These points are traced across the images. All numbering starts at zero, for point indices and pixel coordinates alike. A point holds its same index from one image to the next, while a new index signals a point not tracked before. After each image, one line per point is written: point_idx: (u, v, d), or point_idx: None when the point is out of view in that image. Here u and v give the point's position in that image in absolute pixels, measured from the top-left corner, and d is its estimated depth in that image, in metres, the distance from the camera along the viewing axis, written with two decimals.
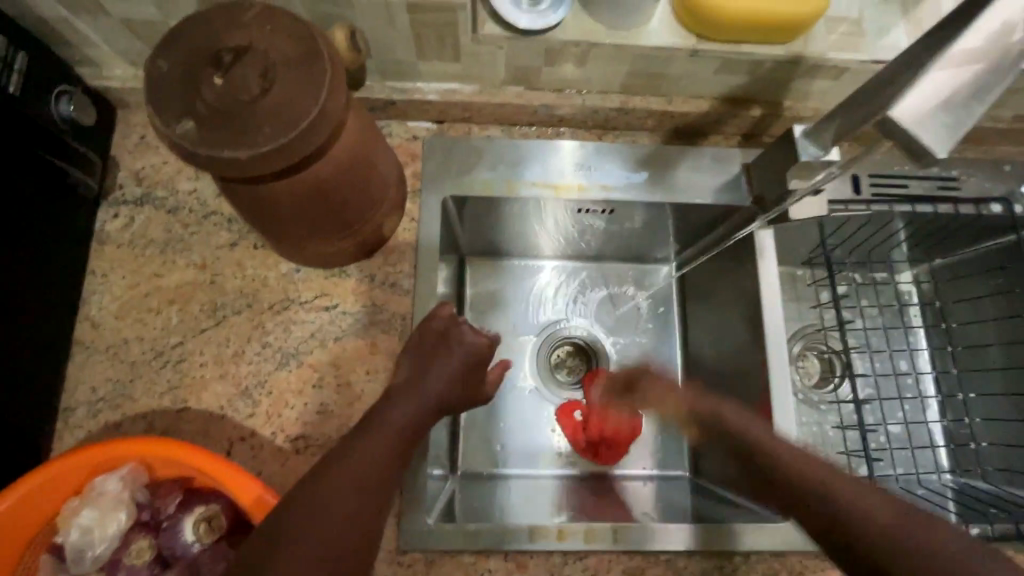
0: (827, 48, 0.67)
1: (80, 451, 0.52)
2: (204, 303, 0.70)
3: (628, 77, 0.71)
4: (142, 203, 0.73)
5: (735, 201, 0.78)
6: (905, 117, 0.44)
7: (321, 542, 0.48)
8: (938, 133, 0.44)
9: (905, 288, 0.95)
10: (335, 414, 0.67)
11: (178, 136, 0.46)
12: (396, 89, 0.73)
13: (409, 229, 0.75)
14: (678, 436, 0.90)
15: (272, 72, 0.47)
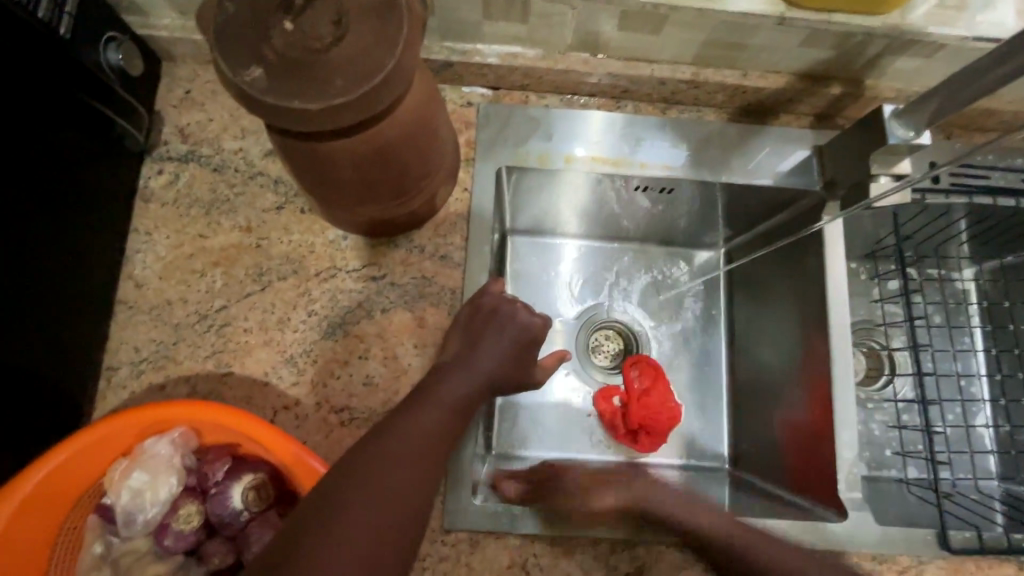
0: (926, 21, 0.62)
1: (130, 412, 0.50)
2: (249, 267, 0.67)
3: (704, 46, 0.66)
4: (187, 160, 0.70)
5: (803, 185, 0.74)
6: None
7: (376, 514, 0.46)
8: None
9: (965, 287, 0.91)
10: (381, 387, 0.65)
11: (246, 83, 0.42)
12: (454, 50, 0.69)
13: (460, 200, 0.71)
14: (720, 428, 0.87)
15: (347, 19, 0.44)
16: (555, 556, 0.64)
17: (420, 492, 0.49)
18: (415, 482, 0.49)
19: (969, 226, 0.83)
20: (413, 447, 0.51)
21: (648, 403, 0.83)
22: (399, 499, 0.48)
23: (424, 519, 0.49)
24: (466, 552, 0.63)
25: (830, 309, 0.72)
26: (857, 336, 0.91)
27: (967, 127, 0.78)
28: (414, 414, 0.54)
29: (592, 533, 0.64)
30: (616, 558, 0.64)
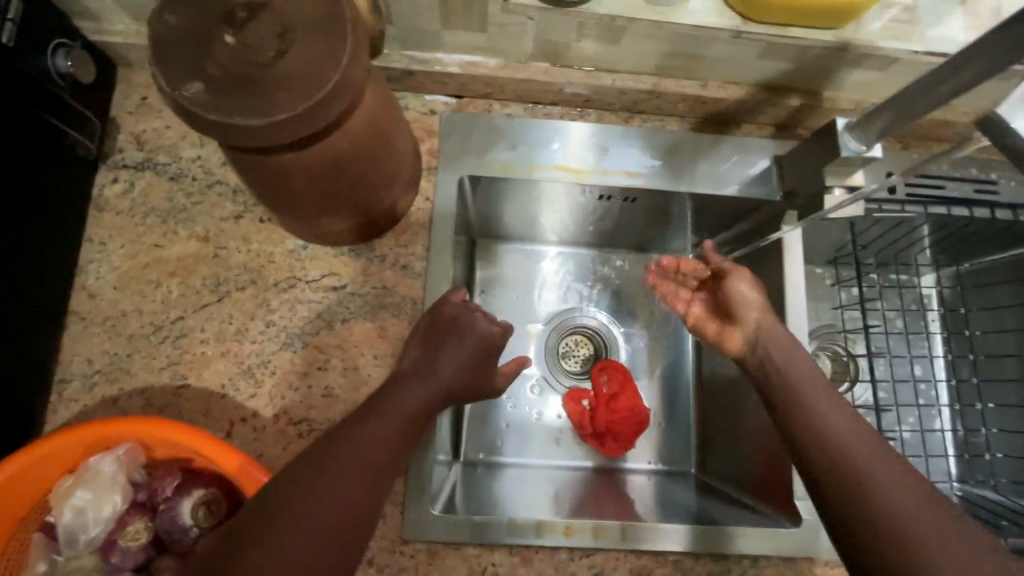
0: (878, 36, 0.63)
1: (73, 429, 0.50)
2: (207, 277, 0.67)
3: (664, 57, 0.67)
4: (143, 168, 0.69)
5: (763, 195, 0.75)
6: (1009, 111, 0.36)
7: (319, 529, 0.46)
8: None
9: (926, 293, 0.92)
10: (340, 398, 0.65)
11: (185, 98, 0.42)
12: (415, 58, 0.68)
13: (422, 209, 0.71)
14: (686, 432, 0.88)
15: (291, 34, 0.43)
16: (513, 565, 0.64)
17: (365, 506, 0.49)
18: (357, 496, 0.49)
19: (928, 234, 0.84)
20: (364, 460, 0.51)
21: (616, 403, 0.84)
22: (343, 514, 0.48)
23: (367, 530, 0.50)
24: (425, 562, 0.63)
25: (790, 318, 0.73)
26: (821, 342, 0.92)
27: (923, 138, 0.79)
28: (369, 423, 0.53)
29: (550, 542, 0.64)
30: (574, 566, 0.65)
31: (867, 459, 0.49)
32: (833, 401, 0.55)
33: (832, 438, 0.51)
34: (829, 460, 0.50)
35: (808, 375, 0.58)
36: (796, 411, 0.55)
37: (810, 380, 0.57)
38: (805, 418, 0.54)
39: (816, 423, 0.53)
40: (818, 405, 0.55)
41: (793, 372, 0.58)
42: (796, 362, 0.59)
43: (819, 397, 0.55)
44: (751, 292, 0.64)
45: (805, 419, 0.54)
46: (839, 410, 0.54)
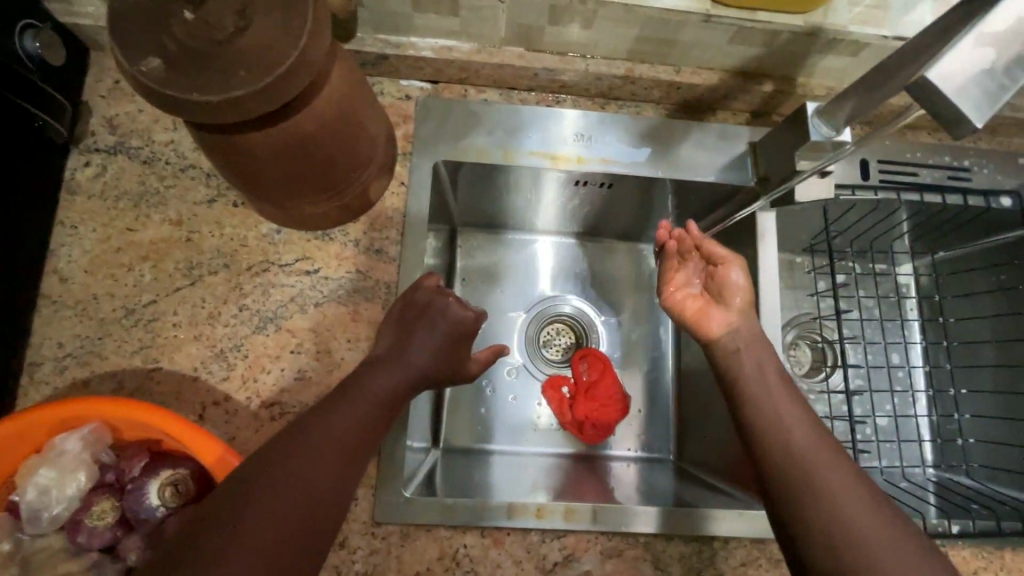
0: (848, 21, 0.63)
1: (36, 408, 0.49)
2: (179, 261, 0.67)
3: (636, 42, 0.67)
4: (115, 152, 0.69)
5: (738, 180, 0.75)
6: (943, 79, 0.40)
7: (284, 510, 0.46)
8: (972, 101, 0.40)
9: (903, 281, 0.93)
10: (314, 382, 0.65)
11: (143, 73, 0.42)
12: (388, 42, 0.68)
13: (397, 194, 0.71)
14: (665, 419, 0.88)
15: (250, 11, 0.43)
16: (485, 547, 0.64)
17: (332, 487, 0.49)
18: (324, 479, 0.49)
19: (903, 222, 0.85)
20: (331, 442, 0.51)
21: (596, 392, 0.85)
22: (309, 495, 0.48)
23: (335, 513, 0.49)
24: (397, 544, 0.64)
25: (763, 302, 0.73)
26: (799, 329, 0.93)
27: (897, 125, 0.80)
28: (338, 408, 0.54)
29: (522, 524, 0.65)
30: (545, 548, 0.65)
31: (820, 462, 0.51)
32: (797, 409, 0.57)
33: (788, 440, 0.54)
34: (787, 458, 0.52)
35: (773, 377, 0.60)
36: (760, 414, 0.57)
37: (775, 383, 0.59)
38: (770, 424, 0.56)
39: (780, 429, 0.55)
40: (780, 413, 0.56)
41: (761, 370, 0.60)
42: (767, 363, 0.61)
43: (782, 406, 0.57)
44: (741, 278, 0.65)
45: (765, 421, 0.56)
46: (800, 418, 0.56)
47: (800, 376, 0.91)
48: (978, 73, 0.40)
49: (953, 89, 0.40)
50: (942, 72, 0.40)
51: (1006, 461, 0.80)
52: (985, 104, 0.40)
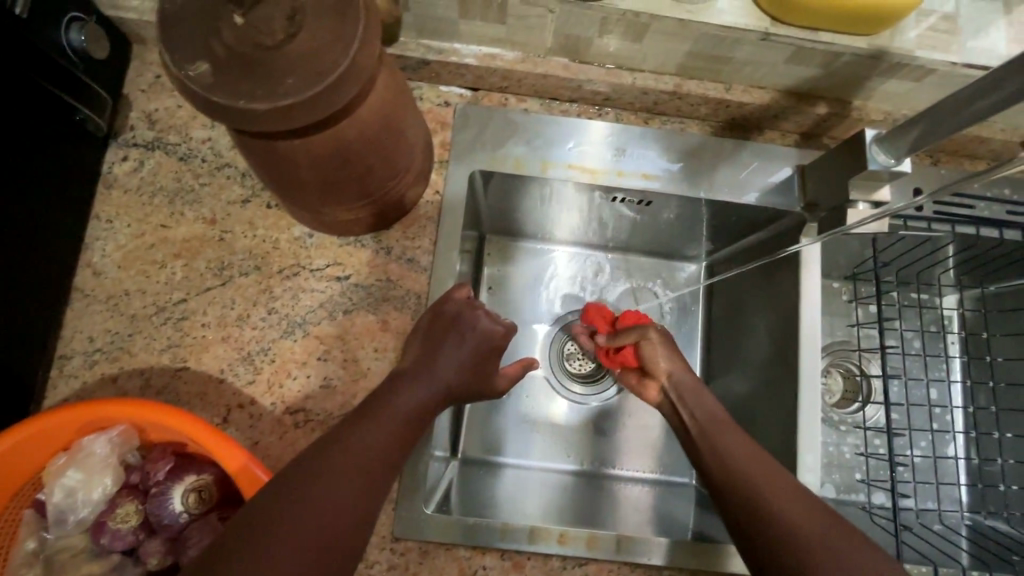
0: (916, 45, 0.60)
1: (68, 407, 0.50)
2: (211, 260, 0.66)
3: (688, 57, 0.64)
4: (153, 147, 0.68)
5: (783, 205, 0.72)
6: None
7: (306, 528, 0.45)
8: None
9: (947, 314, 0.90)
10: (339, 391, 0.64)
11: (191, 79, 0.41)
12: (432, 48, 0.67)
13: (432, 202, 0.70)
14: None
15: (301, 16, 0.42)
16: (504, 570, 0.63)
17: (357, 506, 0.47)
18: (350, 496, 0.47)
19: (954, 253, 0.82)
20: (358, 458, 0.49)
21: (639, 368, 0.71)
22: (331, 511, 0.46)
23: (362, 534, 0.47)
24: (415, 561, 0.63)
25: (802, 327, 0.71)
26: (834, 357, 0.90)
27: (955, 153, 0.76)
28: (365, 423, 0.52)
29: (542, 549, 0.63)
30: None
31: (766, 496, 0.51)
32: (745, 450, 0.56)
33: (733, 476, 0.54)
34: (737, 485, 0.53)
35: (695, 414, 0.63)
36: (715, 452, 0.57)
37: (718, 426, 0.60)
38: (752, 487, 0.52)
39: (767, 489, 0.52)
40: (745, 465, 0.55)
41: (686, 400, 0.64)
42: (686, 396, 0.65)
43: (743, 461, 0.55)
44: (653, 391, 0.70)
45: (715, 456, 0.57)
46: (765, 467, 0.54)
47: (833, 406, 0.88)
48: None
49: None
50: None
51: None
52: None
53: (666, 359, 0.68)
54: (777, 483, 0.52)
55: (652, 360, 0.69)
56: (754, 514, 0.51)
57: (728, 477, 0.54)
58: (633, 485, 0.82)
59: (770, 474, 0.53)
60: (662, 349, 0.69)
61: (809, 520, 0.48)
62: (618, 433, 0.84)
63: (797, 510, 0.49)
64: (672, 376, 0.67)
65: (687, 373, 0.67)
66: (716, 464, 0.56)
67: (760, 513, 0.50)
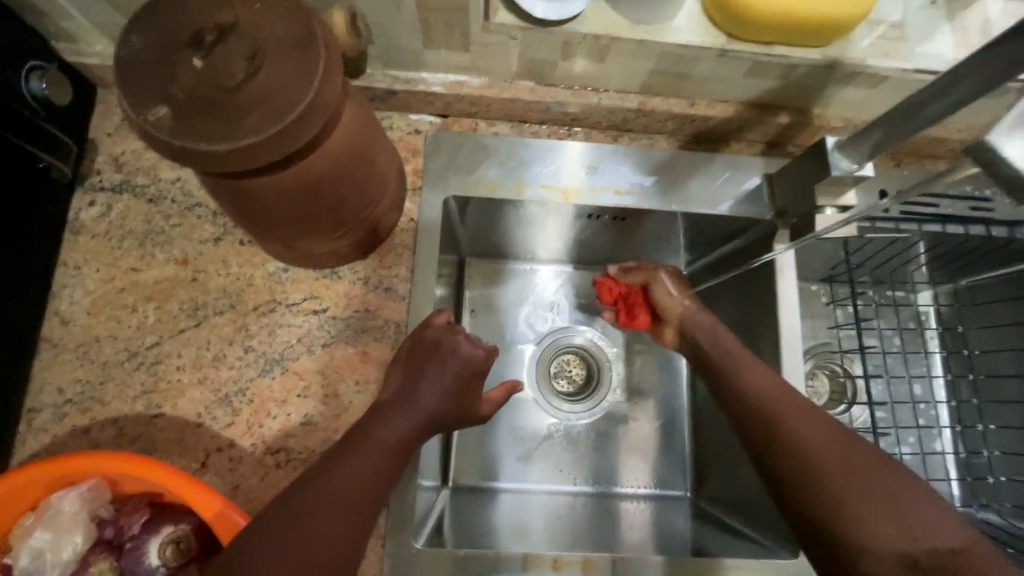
0: (867, 54, 0.61)
1: (40, 463, 0.48)
2: (184, 301, 0.65)
3: (651, 75, 0.65)
4: (121, 190, 0.68)
5: (755, 213, 0.73)
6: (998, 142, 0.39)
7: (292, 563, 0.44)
8: None
9: (923, 310, 0.92)
10: (321, 427, 0.63)
11: (150, 124, 0.41)
12: (399, 78, 0.67)
13: (407, 229, 0.69)
14: (683, 449, 0.84)
15: (260, 55, 0.42)
16: None
17: (344, 539, 0.46)
18: (335, 526, 0.46)
19: (926, 250, 0.84)
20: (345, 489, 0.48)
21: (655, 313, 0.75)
22: (316, 544, 0.45)
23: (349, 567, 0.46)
24: None
25: (781, 333, 0.71)
26: (819, 360, 0.91)
27: (916, 155, 0.78)
28: (352, 453, 0.51)
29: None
30: None
31: (781, 414, 0.54)
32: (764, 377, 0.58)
33: (750, 399, 0.56)
34: (756, 408, 0.55)
35: (726, 342, 0.65)
36: (733, 383, 0.59)
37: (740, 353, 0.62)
38: (767, 412, 0.54)
39: (787, 413, 0.53)
40: (762, 395, 0.56)
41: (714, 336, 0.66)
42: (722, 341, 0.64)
43: (788, 403, 0.54)
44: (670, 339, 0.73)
45: (735, 387, 0.59)
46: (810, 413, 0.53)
47: (821, 409, 0.88)
48: None
49: None
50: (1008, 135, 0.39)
51: None
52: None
53: (673, 300, 0.72)
54: (798, 405, 0.54)
55: (666, 299, 0.73)
56: (767, 437, 0.53)
57: (747, 404, 0.56)
58: (629, 503, 0.80)
59: (787, 400, 0.55)
60: (673, 292, 0.73)
61: (821, 439, 0.50)
62: (611, 450, 0.83)
63: (810, 430, 0.51)
64: (685, 315, 0.70)
65: (699, 314, 0.70)
66: (736, 397, 0.58)
67: (776, 438, 0.52)
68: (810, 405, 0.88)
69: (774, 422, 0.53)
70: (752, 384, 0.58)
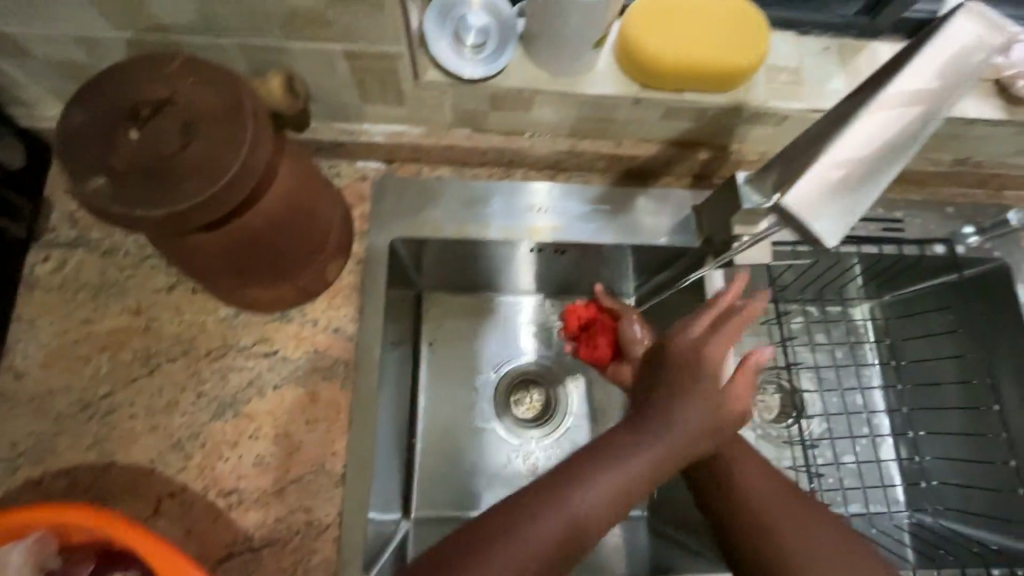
0: (767, 97, 0.68)
1: (28, 508, 0.51)
2: (138, 350, 0.67)
3: (578, 120, 0.71)
4: (75, 245, 0.70)
5: (684, 242, 0.77)
6: (793, 204, 0.49)
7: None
8: (830, 222, 0.49)
9: (860, 323, 0.95)
10: (271, 467, 0.65)
11: (90, 193, 0.44)
12: (343, 130, 0.72)
13: (355, 271, 0.73)
14: None
15: (193, 126, 0.46)
16: None
17: None
18: None
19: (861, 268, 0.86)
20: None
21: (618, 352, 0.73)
22: None
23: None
24: None
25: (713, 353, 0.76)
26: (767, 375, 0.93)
27: None
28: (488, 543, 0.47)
29: None
30: None
31: (735, 473, 0.60)
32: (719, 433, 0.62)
33: (707, 460, 0.61)
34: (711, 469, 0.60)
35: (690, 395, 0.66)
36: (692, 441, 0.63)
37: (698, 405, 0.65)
38: (723, 471, 0.60)
39: (739, 471, 0.60)
40: (719, 454, 0.61)
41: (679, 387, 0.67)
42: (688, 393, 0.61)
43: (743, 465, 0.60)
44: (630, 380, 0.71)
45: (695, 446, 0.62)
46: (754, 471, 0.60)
47: (771, 422, 0.91)
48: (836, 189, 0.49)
49: (810, 214, 0.49)
50: (797, 197, 0.49)
51: (962, 502, 0.84)
52: (837, 225, 0.49)
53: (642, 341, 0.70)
54: (746, 461, 0.61)
55: (630, 341, 0.70)
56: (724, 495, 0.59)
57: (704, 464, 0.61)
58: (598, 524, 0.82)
59: (738, 459, 0.60)
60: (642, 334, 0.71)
61: (768, 495, 0.58)
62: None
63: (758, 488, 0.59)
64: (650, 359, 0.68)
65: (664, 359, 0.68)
66: (696, 457, 0.62)
67: (732, 497, 0.59)
68: (756, 419, 0.91)
69: (728, 482, 0.60)
70: (710, 444, 0.62)
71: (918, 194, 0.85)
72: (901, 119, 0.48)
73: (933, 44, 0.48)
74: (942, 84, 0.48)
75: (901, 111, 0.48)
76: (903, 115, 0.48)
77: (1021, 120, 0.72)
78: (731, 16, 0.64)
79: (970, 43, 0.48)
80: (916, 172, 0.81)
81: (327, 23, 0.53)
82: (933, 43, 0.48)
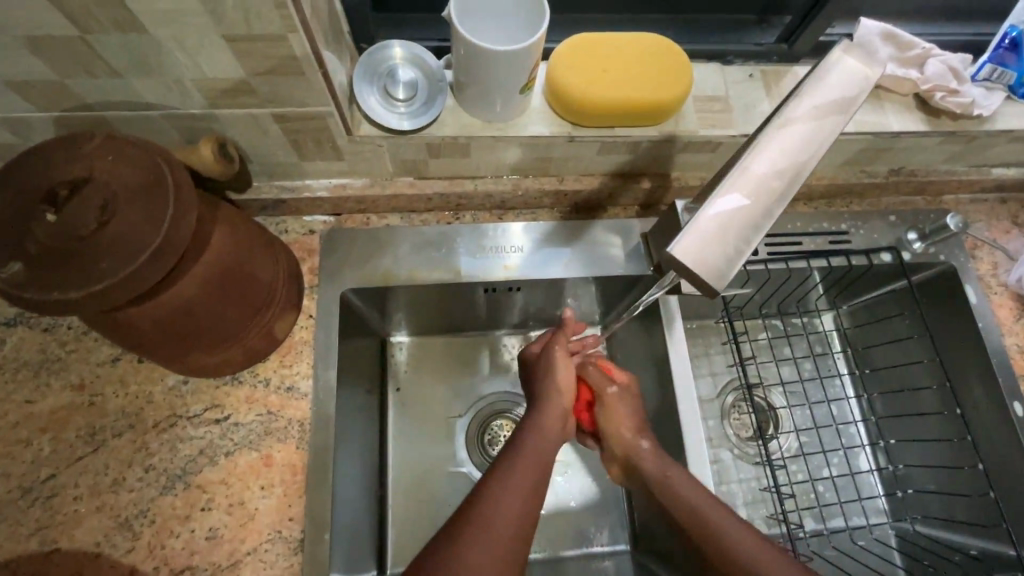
0: (697, 125, 0.69)
1: None
2: (81, 427, 0.65)
3: (518, 159, 0.72)
4: (15, 323, 0.69)
5: (637, 270, 0.77)
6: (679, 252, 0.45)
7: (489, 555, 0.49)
8: (716, 267, 0.45)
9: (828, 335, 0.94)
10: (225, 539, 0.62)
11: (4, 280, 0.43)
12: (285, 188, 0.72)
13: (305, 327, 0.72)
14: (620, 498, 0.83)
15: (113, 204, 0.46)
16: None
17: None
18: None
19: (819, 281, 0.87)
20: (521, 502, 0.54)
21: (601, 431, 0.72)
22: None
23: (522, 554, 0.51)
24: None
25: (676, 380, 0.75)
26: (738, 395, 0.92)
27: None
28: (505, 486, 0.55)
29: None
30: None
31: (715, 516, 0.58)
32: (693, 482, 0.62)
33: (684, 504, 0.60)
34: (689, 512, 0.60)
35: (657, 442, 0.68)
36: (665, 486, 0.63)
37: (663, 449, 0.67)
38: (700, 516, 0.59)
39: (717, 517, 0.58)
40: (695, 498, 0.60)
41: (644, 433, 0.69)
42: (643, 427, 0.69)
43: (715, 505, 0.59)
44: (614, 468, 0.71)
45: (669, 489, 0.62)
46: (738, 516, 0.58)
47: (747, 441, 0.90)
48: (725, 226, 0.45)
49: (698, 259, 0.45)
50: (685, 246, 0.45)
51: (937, 508, 0.83)
52: (726, 268, 0.45)
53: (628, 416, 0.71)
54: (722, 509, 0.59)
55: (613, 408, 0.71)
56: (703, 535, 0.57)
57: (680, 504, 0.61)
58: (584, 563, 0.79)
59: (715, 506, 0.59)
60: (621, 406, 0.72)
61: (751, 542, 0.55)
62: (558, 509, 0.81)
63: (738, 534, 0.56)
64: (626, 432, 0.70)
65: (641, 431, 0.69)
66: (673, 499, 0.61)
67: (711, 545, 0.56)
68: (732, 440, 0.90)
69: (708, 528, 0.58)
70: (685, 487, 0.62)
71: (860, 206, 0.87)
72: (791, 146, 0.46)
73: (814, 76, 0.47)
74: (827, 106, 0.46)
75: (791, 134, 0.46)
76: (793, 138, 0.46)
77: (943, 130, 0.75)
78: (653, 53, 0.66)
79: (853, 73, 0.47)
80: (854, 185, 0.84)
81: (251, 91, 0.54)
82: (811, 77, 0.47)
